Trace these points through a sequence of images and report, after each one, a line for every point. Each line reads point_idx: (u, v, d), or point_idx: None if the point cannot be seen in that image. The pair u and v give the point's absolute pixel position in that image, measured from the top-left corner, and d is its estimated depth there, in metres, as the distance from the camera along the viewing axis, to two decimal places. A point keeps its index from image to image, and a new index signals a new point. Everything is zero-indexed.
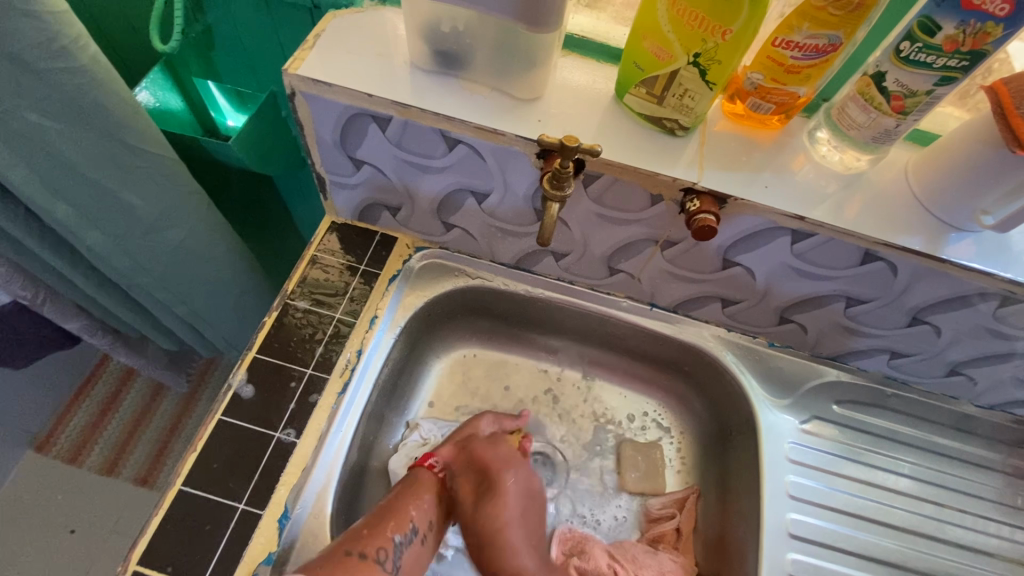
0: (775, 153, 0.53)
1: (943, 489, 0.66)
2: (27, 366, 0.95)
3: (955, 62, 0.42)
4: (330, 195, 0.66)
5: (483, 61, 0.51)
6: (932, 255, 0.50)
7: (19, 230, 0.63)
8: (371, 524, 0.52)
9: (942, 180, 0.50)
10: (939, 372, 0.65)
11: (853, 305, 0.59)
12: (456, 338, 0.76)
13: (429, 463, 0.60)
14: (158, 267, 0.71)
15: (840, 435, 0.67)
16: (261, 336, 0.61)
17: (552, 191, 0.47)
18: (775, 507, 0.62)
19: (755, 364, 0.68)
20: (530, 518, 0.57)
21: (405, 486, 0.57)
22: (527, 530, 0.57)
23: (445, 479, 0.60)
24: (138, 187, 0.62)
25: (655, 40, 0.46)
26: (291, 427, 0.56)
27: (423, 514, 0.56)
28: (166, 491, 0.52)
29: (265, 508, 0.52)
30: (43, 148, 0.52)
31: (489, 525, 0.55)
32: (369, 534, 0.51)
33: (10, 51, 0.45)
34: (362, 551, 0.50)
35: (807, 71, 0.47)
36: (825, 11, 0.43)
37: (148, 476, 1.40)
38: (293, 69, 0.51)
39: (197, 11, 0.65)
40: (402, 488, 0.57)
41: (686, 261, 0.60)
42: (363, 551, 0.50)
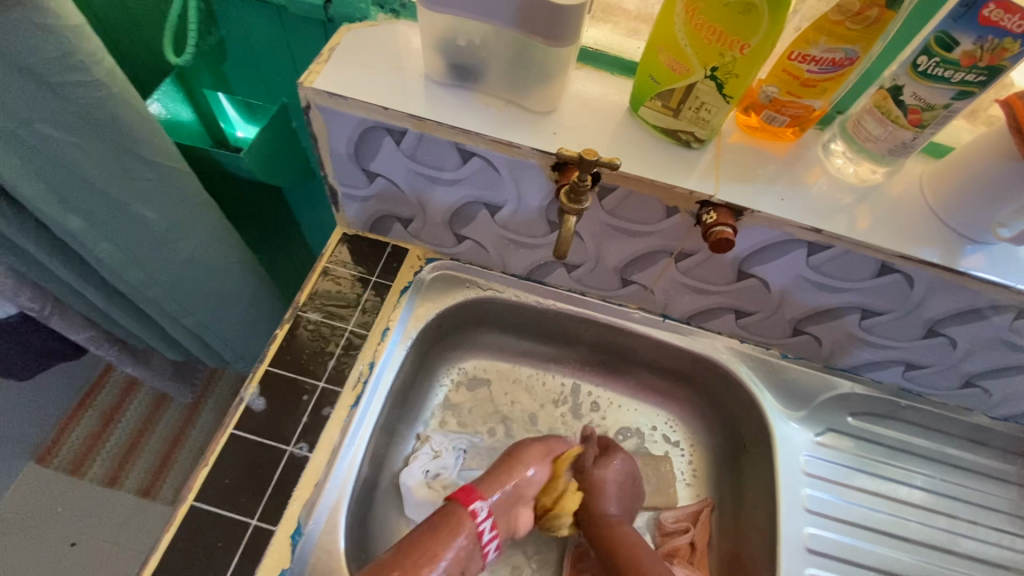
0: (790, 166, 0.53)
1: (958, 501, 0.66)
2: (31, 377, 0.95)
3: (973, 77, 0.42)
4: (341, 206, 0.66)
5: (498, 74, 0.52)
6: (949, 267, 0.50)
7: (31, 243, 0.63)
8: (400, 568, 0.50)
9: (958, 194, 0.50)
10: (954, 384, 0.65)
11: (868, 317, 0.58)
12: (465, 350, 0.75)
13: (472, 507, 0.57)
14: (168, 278, 0.71)
15: (853, 448, 0.67)
16: (273, 349, 0.61)
17: (570, 204, 0.47)
18: (791, 521, 0.62)
19: (768, 376, 0.68)
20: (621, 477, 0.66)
21: (440, 520, 0.55)
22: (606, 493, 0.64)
23: (482, 531, 0.56)
24: (151, 200, 0.62)
25: (672, 54, 0.46)
26: (303, 440, 0.56)
27: (456, 561, 0.53)
28: (177, 507, 0.51)
29: (277, 524, 0.51)
30: (56, 161, 0.52)
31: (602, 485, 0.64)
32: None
33: (26, 66, 0.45)
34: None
35: (823, 84, 0.47)
36: (842, 25, 0.43)
37: (150, 488, 1.39)
38: (308, 83, 0.51)
39: (210, 24, 0.65)
40: (436, 525, 0.55)
41: (701, 274, 0.60)
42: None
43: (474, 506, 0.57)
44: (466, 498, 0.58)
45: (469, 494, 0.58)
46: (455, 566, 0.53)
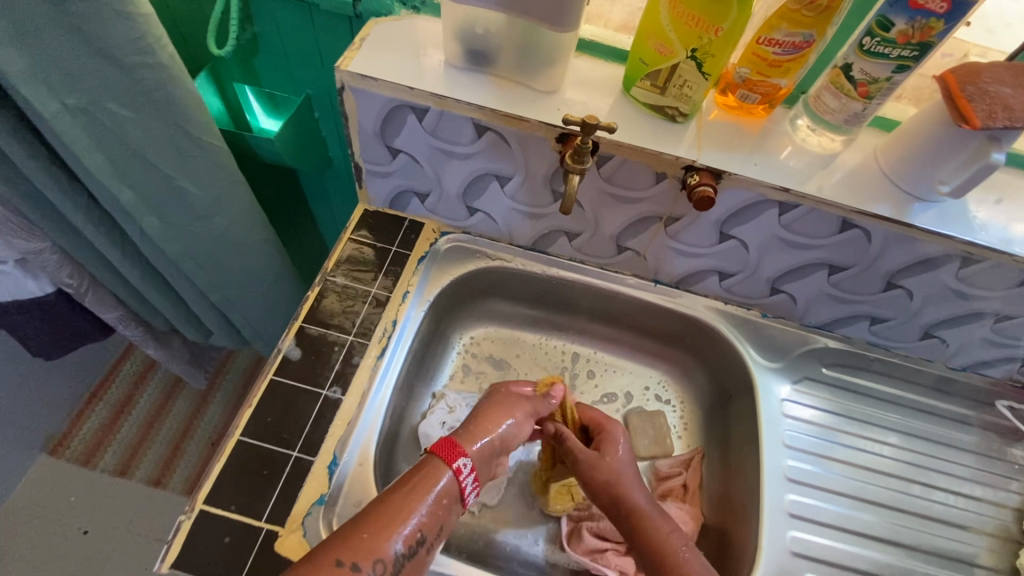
0: (762, 138, 0.61)
1: (926, 441, 0.72)
2: (59, 357, 1.00)
3: (908, 52, 0.50)
4: (365, 183, 0.73)
5: (509, 58, 0.59)
6: (899, 220, 0.58)
7: (81, 217, 0.69)
8: (373, 527, 0.47)
9: (905, 158, 0.58)
10: (914, 336, 0.72)
11: (835, 273, 0.66)
12: (475, 318, 0.82)
13: (455, 465, 0.53)
14: (202, 252, 0.77)
15: (831, 395, 0.74)
16: (305, 308, 0.67)
17: (573, 165, 0.55)
18: (773, 454, 0.68)
19: (750, 333, 0.75)
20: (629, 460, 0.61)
21: (415, 475, 0.52)
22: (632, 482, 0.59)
23: (465, 488, 0.53)
24: (195, 175, 0.68)
25: (659, 39, 0.54)
26: (337, 385, 0.62)
27: (434, 521, 0.50)
28: (225, 442, 0.57)
29: (316, 455, 0.58)
30: (118, 135, 0.59)
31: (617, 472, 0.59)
32: (368, 541, 0.46)
33: (104, 47, 0.52)
34: (354, 563, 0.45)
35: (787, 65, 0.56)
36: (799, 12, 0.52)
37: (161, 476, 1.43)
38: (344, 66, 0.59)
39: (247, 21, 0.72)
40: (414, 481, 0.51)
41: (688, 238, 0.68)
42: (357, 563, 0.45)
43: (457, 463, 0.53)
44: (449, 454, 0.54)
45: (452, 450, 0.54)
46: (428, 527, 0.50)
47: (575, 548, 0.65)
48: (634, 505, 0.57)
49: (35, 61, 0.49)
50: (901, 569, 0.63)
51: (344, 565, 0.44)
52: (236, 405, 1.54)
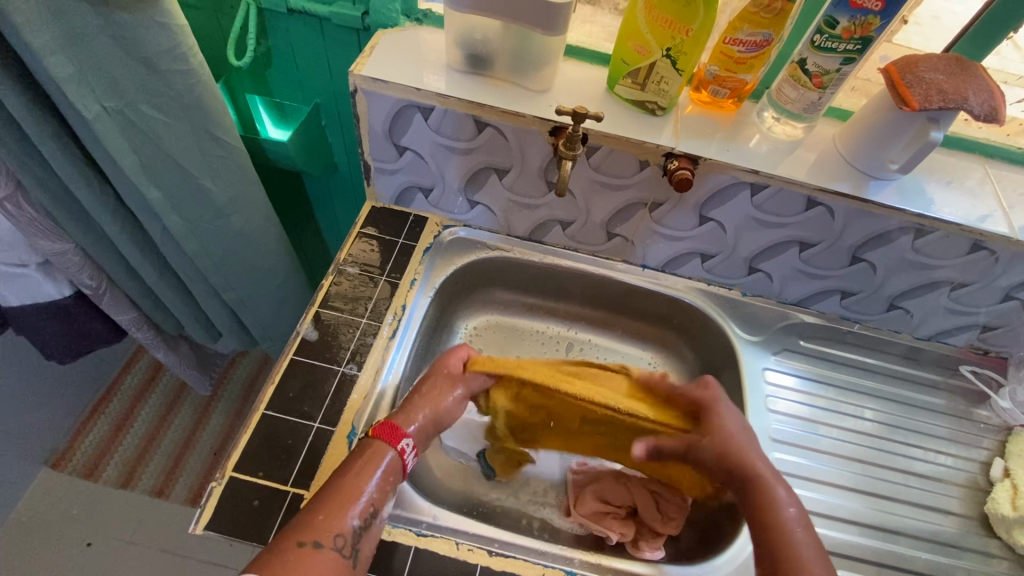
0: (732, 128, 0.69)
1: (900, 404, 0.78)
2: (72, 362, 1.03)
3: (852, 46, 0.57)
4: (372, 181, 0.79)
5: (505, 61, 0.66)
6: (858, 195, 0.65)
7: (108, 218, 0.74)
8: (327, 510, 0.50)
9: (859, 140, 0.65)
10: (881, 308, 0.79)
11: (805, 250, 0.73)
12: (476, 307, 0.88)
13: (399, 446, 0.56)
14: (219, 250, 0.82)
15: (809, 364, 0.80)
16: (321, 295, 0.72)
17: (566, 151, 0.61)
18: (760, 418, 0.74)
19: (732, 310, 0.82)
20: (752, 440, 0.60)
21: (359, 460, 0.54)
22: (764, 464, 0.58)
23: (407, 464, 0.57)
24: (216, 175, 0.74)
25: (637, 41, 0.62)
26: (353, 362, 0.67)
27: (382, 494, 0.53)
28: (251, 415, 0.62)
29: (336, 425, 0.62)
30: (150, 135, 0.64)
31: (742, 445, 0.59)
32: (325, 521, 0.49)
33: (145, 54, 0.58)
34: (315, 541, 0.48)
35: (751, 61, 0.63)
36: (758, 15, 0.59)
37: (164, 487, 1.44)
38: (357, 71, 0.65)
39: (262, 35, 0.79)
40: (357, 465, 0.54)
41: (672, 221, 0.74)
42: (318, 541, 0.48)
43: (400, 444, 0.56)
44: (392, 436, 0.57)
45: (395, 432, 0.57)
46: (379, 500, 0.53)
47: (580, 510, 0.70)
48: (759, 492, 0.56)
49: (82, 66, 0.55)
50: (879, 516, 0.69)
51: (306, 545, 0.48)
52: (238, 414, 1.57)
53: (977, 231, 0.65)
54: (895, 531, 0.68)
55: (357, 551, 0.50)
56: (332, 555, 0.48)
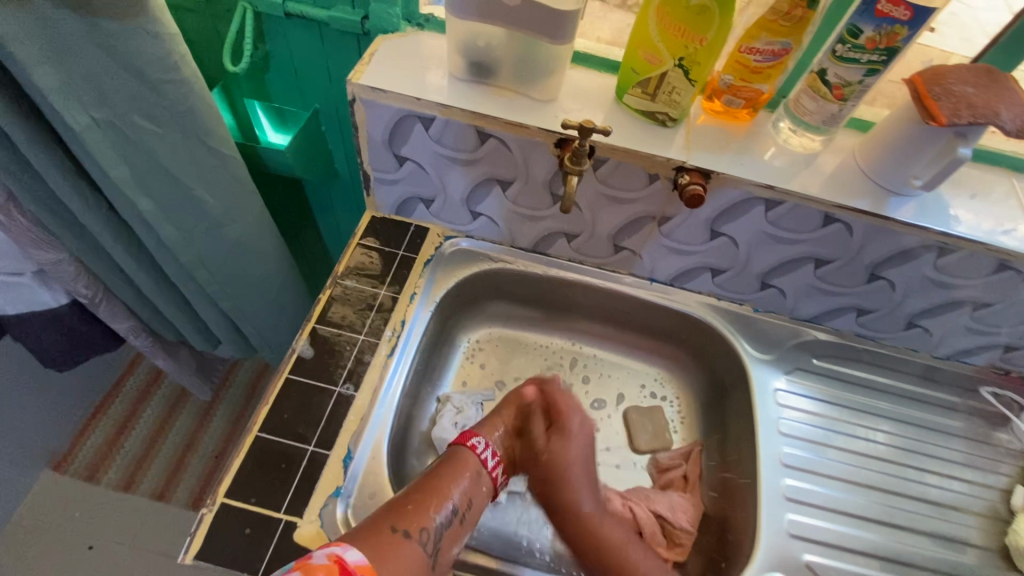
0: (746, 140, 0.66)
1: (918, 427, 0.75)
2: (70, 369, 1.01)
3: (877, 57, 0.54)
4: (372, 191, 0.77)
5: (509, 70, 0.63)
6: (878, 213, 0.62)
7: (101, 227, 0.72)
8: (416, 500, 0.50)
9: (880, 155, 0.62)
10: (899, 326, 0.76)
11: (821, 267, 0.70)
12: (477, 320, 0.85)
13: (471, 442, 0.59)
14: (216, 260, 0.80)
15: (823, 384, 0.77)
16: (318, 310, 0.70)
17: (572, 166, 0.58)
18: (769, 443, 0.71)
19: (743, 327, 0.79)
20: (589, 451, 0.62)
21: (448, 463, 0.56)
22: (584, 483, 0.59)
23: (486, 460, 0.58)
24: (211, 186, 0.72)
25: (648, 49, 0.59)
26: (350, 382, 0.65)
27: (463, 493, 0.54)
28: (244, 438, 0.60)
29: (331, 450, 0.60)
30: (142, 147, 0.62)
31: (573, 461, 0.60)
32: (415, 512, 0.49)
33: (135, 65, 0.55)
34: (405, 530, 0.47)
35: (768, 70, 0.60)
36: (777, 23, 0.56)
37: (165, 491, 1.43)
38: (356, 79, 0.62)
39: (259, 39, 0.76)
40: (441, 464, 0.56)
41: (682, 235, 0.72)
42: (408, 530, 0.47)
43: (472, 441, 0.59)
44: (463, 439, 0.60)
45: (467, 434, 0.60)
46: (467, 495, 0.54)
47: None
48: (582, 503, 0.58)
49: (70, 78, 0.53)
50: (892, 547, 0.66)
51: (398, 532, 0.47)
52: (239, 416, 1.55)
53: (1004, 250, 0.62)
54: (909, 563, 0.65)
55: (437, 555, 0.49)
56: (418, 546, 0.47)
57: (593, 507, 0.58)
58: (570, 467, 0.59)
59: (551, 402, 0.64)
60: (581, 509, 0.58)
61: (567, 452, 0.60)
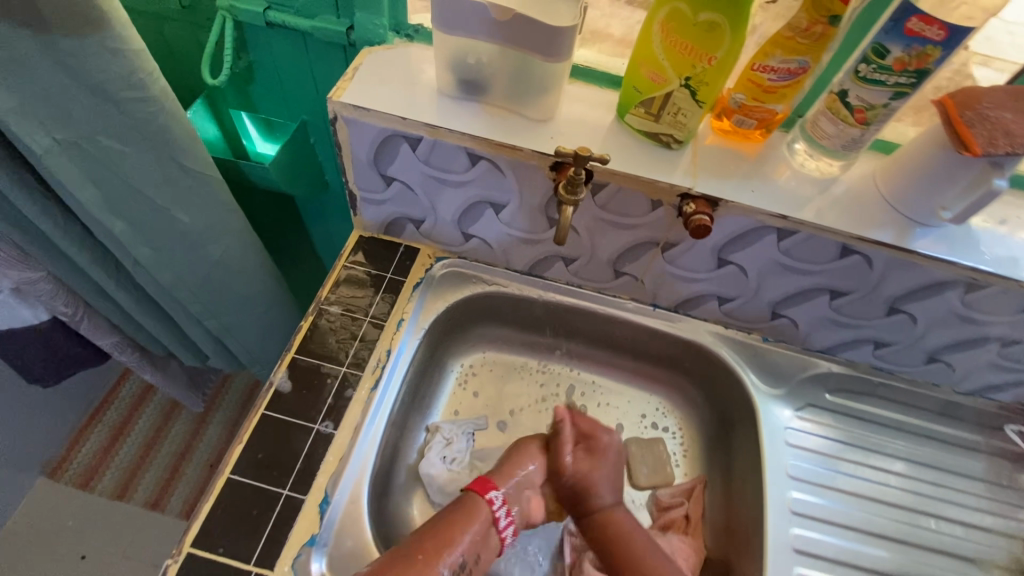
0: (758, 163, 0.61)
1: (937, 470, 0.71)
2: (55, 384, 0.99)
3: (906, 79, 0.49)
4: (359, 210, 0.73)
5: (502, 87, 0.59)
6: (902, 246, 0.57)
7: (75, 248, 0.69)
8: (425, 553, 0.53)
9: (904, 183, 0.57)
10: (919, 360, 0.71)
11: (837, 298, 0.65)
12: (469, 344, 0.81)
13: (488, 496, 0.59)
14: (197, 280, 0.77)
15: (835, 422, 0.73)
16: (298, 339, 0.66)
17: (566, 196, 0.54)
18: (777, 488, 0.67)
19: (752, 358, 0.74)
20: (619, 465, 0.67)
21: (460, 512, 0.57)
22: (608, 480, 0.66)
23: (499, 518, 0.58)
24: (189, 207, 0.68)
25: (652, 67, 0.54)
26: (329, 419, 0.61)
27: (471, 547, 0.55)
28: (216, 479, 0.56)
29: (307, 494, 0.57)
30: (110, 168, 0.58)
31: (599, 470, 0.65)
32: (419, 566, 0.52)
33: (96, 83, 0.52)
34: None
35: (782, 90, 0.55)
36: (793, 40, 0.52)
37: (158, 500, 1.41)
38: (336, 97, 0.58)
39: (241, 49, 0.72)
40: (452, 513, 0.57)
41: (687, 262, 0.67)
42: None
43: (490, 495, 0.59)
44: (481, 488, 0.60)
45: (485, 484, 0.61)
46: (473, 549, 0.55)
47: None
48: (601, 503, 0.65)
49: (23, 98, 0.49)
50: None
51: None
52: (235, 424, 1.53)
53: None
54: None
55: None
56: None
57: (615, 503, 0.65)
58: (596, 475, 0.65)
59: (585, 429, 0.67)
60: (604, 504, 0.65)
61: (596, 466, 0.65)
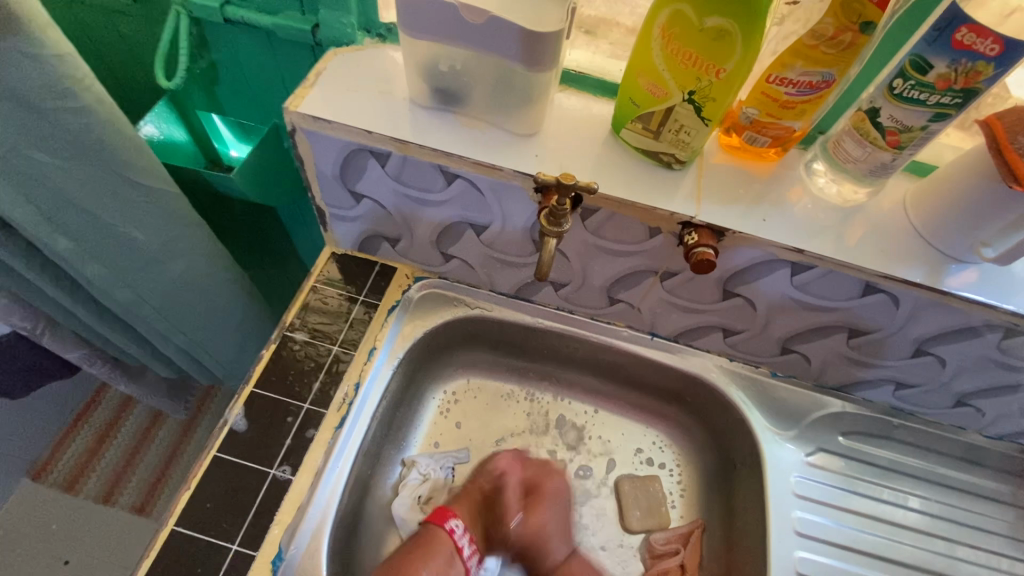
0: (771, 185, 0.53)
1: (954, 524, 0.65)
2: (24, 395, 0.94)
3: (949, 99, 0.42)
4: (330, 227, 0.66)
5: (481, 97, 0.52)
6: (933, 287, 0.50)
7: (21, 264, 0.63)
8: None
9: (939, 214, 0.50)
10: (945, 403, 0.64)
11: (856, 336, 0.58)
12: (452, 369, 0.75)
13: (449, 525, 0.62)
14: (159, 298, 0.71)
15: (846, 469, 0.67)
16: (259, 370, 0.61)
17: (549, 227, 0.47)
18: (782, 545, 0.61)
19: (759, 396, 0.67)
20: (564, 514, 0.67)
21: (417, 545, 0.60)
22: (560, 533, 0.66)
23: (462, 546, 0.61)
24: (140, 221, 0.63)
25: (651, 78, 0.47)
26: (287, 463, 0.56)
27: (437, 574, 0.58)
28: (158, 531, 0.52)
29: (259, 549, 0.52)
30: (45, 184, 0.53)
31: (546, 526, 0.66)
32: None
33: (16, 91, 0.46)
34: None
35: (801, 106, 0.48)
36: (817, 49, 0.44)
37: (146, 504, 1.24)
38: (294, 107, 0.52)
39: (202, 48, 0.67)
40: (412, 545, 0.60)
41: (688, 293, 0.60)
42: None
43: (449, 524, 0.62)
44: (441, 518, 0.62)
45: (443, 513, 0.63)
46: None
47: None
48: (552, 560, 0.65)
49: None
50: None
51: None
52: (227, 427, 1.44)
53: None
54: None
55: None
56: None
57: (567, 555, 0.66)
58: (544, 530, 0.66)
59: (535, 480, 0.68)
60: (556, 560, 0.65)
61: (541, 519, 0.66)
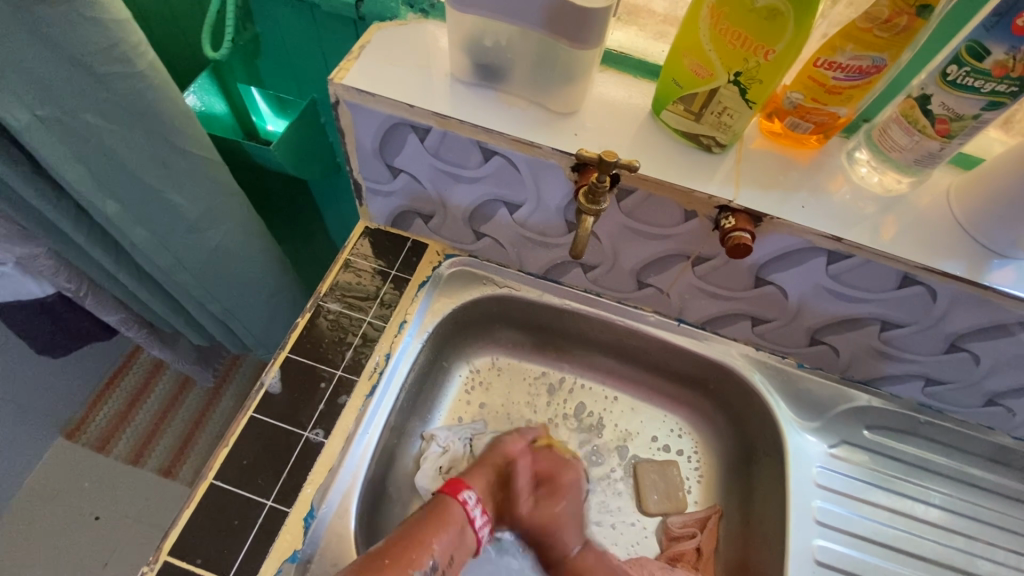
0: (812, 173, 0.53)
1: (976, 522, 0.65)
2: (64, 356, 0.98)
3: (1004, 87, 0.41)
4: (365, 201, 0.68)
5: (521, 75, 0.52)
6: (973, 280, 0.49)
7: (69, 225, 0.65)
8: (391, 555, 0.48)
9: (982, 207, 0.49)
10: (975, 402, 0.63)
11: (889, 329, 0.58)
12: (478, 347, 0.76)
13: (461, 496, 0.55)
14: (197, 265, 0.73)
15: (868, 462, 0.67)
16: (294, 337, 0.62)
17: (587, 205, 0.48)
18: (801, 532, 0.62)
19: (784, 386, 0.67)
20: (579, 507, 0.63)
21: (427, 515, 0.53)
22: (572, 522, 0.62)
23: (475, 517, 0.55)
24: (184, 187, 0.64)
25: (696, 59, 0.47)
26: (320, 427, 0.58)
27: (445, 549, 0.51)
28: (198, 484, 0.54)
29: (292, 506, 0.54)
30: (98, 147, 0.55)
31: (566, 521, 0.61)
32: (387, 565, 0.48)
33: (76, 56, 0.48)
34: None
35: (849, 92, 0.47)
36: (870, 33, 0.43)
37: (172, 467, 1.28)
38: (338, 79, 0.53)
39: (247, 20, 0.68)
40: (424, 516, 0.52)
41: (719, 279, 0.60)
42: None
43: (463, 496, 0.55)
44: (454, 489, 0.56)
45: (457, 485, 0.56)
46: (447, 554, 0.51)
47: None
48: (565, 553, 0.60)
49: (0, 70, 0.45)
50: None
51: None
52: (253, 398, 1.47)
53: None
54: None
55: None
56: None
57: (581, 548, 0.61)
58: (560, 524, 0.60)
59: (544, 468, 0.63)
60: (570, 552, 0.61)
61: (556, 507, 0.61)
